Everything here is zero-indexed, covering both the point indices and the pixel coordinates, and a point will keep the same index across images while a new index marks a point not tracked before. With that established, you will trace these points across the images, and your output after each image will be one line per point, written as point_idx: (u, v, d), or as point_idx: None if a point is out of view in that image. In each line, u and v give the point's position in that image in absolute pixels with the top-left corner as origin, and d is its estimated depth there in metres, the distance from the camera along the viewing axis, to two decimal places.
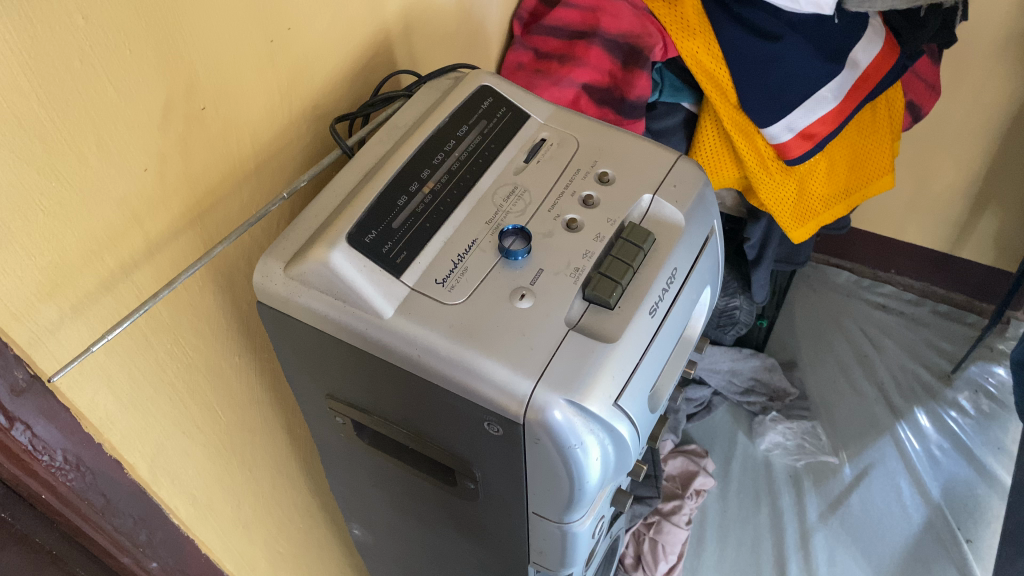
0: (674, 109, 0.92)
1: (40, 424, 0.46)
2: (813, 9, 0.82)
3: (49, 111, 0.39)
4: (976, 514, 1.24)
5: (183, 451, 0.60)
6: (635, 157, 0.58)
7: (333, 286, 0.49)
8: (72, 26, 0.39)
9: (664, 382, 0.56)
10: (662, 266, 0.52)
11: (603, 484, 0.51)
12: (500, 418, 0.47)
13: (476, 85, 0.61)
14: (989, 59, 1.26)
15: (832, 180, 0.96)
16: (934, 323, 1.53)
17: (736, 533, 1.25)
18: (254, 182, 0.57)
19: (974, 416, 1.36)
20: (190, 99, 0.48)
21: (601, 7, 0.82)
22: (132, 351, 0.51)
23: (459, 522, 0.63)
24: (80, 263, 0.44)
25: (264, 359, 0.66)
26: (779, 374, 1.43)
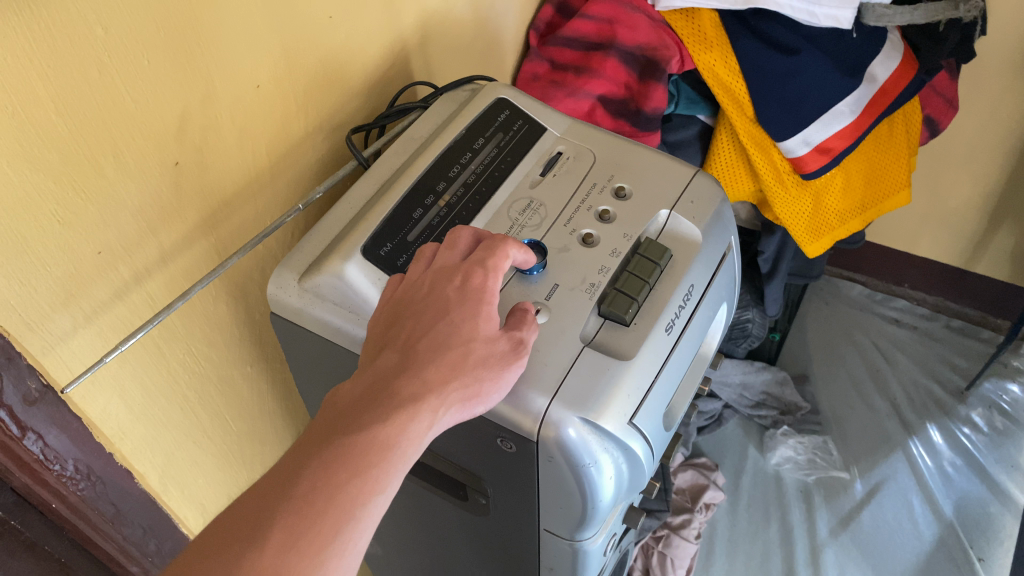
0: (690, 120, 0.92)
1: (52, 434, 0.46)
2: (831, 23, 0.81)
3: (68, 123, 0.39)
4: (989, 532, 1.22)
5: (192, 460, 0.60)
6: (651, 172, 0.58)
7: (347, 299, 0.49)
8: (91, 36, 0.39)
9: (679, 399, 0.55)
10: (679, 282, 0.52)
11: (617, 501, 0.50)
12: (513, 435, 0.47)
13: (493, 98, 0.61)
14: (1006, 74, 1.24)
15: (849, 195, 0.95)
16: (948, 339, 1.52)
17: (745, 547, 1.24)
18: (268, 193, 0.56)
19: (988, 433, 1.35)
20: (206, 108, 0.48)
21: (619, 19, 0.82)
22: (145, 362, 0.51)
23: (469, 536, 0.62)
24: (94, 272, 0.44)
25: (276, 369, 0.66)
26: (790, 388, 1.42)
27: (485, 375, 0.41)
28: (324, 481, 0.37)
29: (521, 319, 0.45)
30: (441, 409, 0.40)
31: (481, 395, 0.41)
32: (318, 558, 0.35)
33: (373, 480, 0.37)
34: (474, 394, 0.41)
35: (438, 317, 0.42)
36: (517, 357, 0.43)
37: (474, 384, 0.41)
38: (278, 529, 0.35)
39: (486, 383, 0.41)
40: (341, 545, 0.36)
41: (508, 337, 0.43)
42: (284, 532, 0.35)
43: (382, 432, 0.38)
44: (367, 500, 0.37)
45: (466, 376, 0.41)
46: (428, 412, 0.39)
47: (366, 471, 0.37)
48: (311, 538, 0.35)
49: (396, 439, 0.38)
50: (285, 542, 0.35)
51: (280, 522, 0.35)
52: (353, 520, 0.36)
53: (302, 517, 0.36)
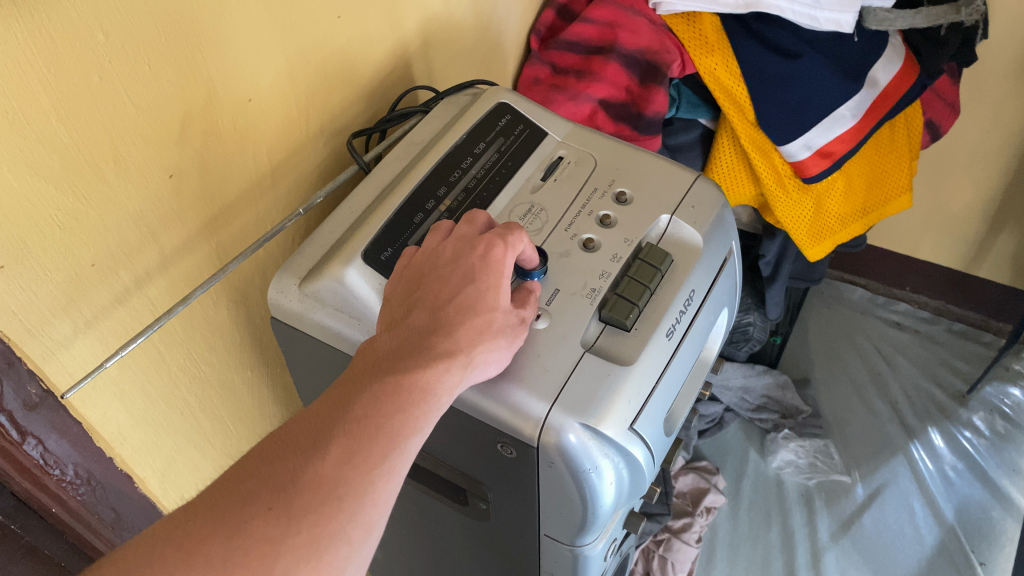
0: (691, 125, 0.92)
1: (52, 439, 0.46)
2: (832, 27, 0.81)
3: (69, 128, 0.39)
4: (990, 536, 1.22)
5: (192, 465, 0.60)
6: (653, 177, 0.58)
7: (348, 304, 0.49)
8: (92, 42, 0.39)
9: (680, 404, 0.55)
10: (680, 287, 0.52)
11: (617, 506, 0.50)
12: (513, 440, 0.46)
13: (494, 102, 0.61)
14: (1008, 78, 1.24)
15: (851, 198, 0.95)
16: (950, 342, 1.52)
17: (747, 551, 1.24)
18: (269, 197, 0.56)
19: (989, 437, 1.34)
20: (207, 113, 0.48)
21: (620, 23, 0.82)
22: (146, 367, 0.51)
23: (469, 541, 0.62)
24: (95, 278, 0.44)
25: (277, 373, 0.66)
26: (792, 391, 1.41)
27: (505, 345, 0.43)
28: (374, 410, 0.37)
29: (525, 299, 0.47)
30: (473, 364, 0.41)
31: (499, 362, 0.43)
32: (371, 475, 0.36)
33: (417, 416, 0.38)
34: (491, 363, 0.42)
35: (468, 281, 0.43)
36: (523, 331, 0.44)
37: (495, 349, 0.42)
38: (337, 445, 0.36)
39: (501, 352, 0.43)
40: (389, 468, 0.37)
41: (519, 316, 0.45)
42: (343, 447, 0.36)
43: (427, 374, 0.39)
44: (411, 433, 0.38)
45: (493, 341, 0.42)
46: (463, 363, 0.40)
47: (413, 406, 0.38)
48: (366, 455, 0.36)
49: (438, 384, 0.39)
50: (344, 456, 0.36)
51: (339, 439, 0.36)
52: (401, 449, 0.37)
53: (357, 438, 0.36)
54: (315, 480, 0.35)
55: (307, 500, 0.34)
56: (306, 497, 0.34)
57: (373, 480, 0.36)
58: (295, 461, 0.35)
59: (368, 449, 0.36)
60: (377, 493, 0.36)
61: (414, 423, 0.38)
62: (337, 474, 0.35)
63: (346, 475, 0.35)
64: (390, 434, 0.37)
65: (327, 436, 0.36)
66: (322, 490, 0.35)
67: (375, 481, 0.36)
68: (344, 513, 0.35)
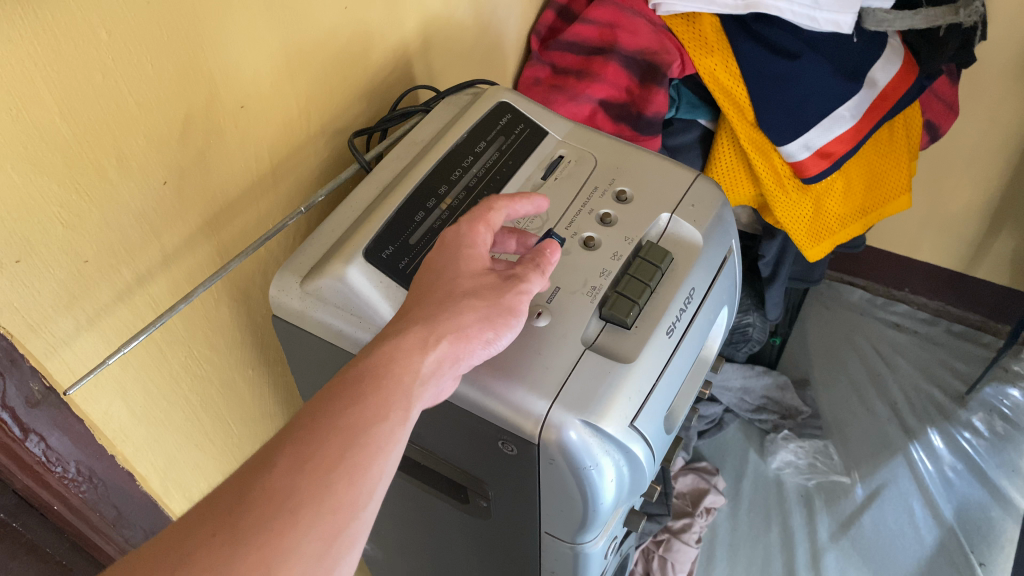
0: (690, 125, 0.92)
1: (54, 436, 0.46)
2: (831, 28, 0.81)
3: (71, 125, 0.39)
4: (989, 536, 1.22)
5: (193, 463, 0.60)
6: (653, 176, 0.58)
7: (349, 302, 0.50)
8: (94, 39, 0.39)
9: (680, 402, 0.55)
10: (680, 285, 0.52)
11: (618, 504, 0.50)
12: (514, 437, 0.47)
13: (495, 101, 0.61)
14: (1006, 79, 1.25)
15: (850, 199, 0.95)
16: (949, 343, 1.52)
17: (746, 552, 1.24)
18: (271, 196, 0.56)
19: (989, 438, 1.35)
20: (209, 112, 0.48)
21: (620, 24, 0.82)
22: (148, 364, 0.51)
23: (469, 539, 0.62)
24: (97, 275, 0.44)
25: (278, 372, 0.66)
26: (791, 392, 1.41)
27: (474, 307, 0.41)
28: (325, 412, 0.36)
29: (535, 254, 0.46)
30: (434, 342, 0.40)
31: (474, 325, 0.41)
32: (327, 476, 0.34)
33: (375, 407, 0.37)
34: (467, 324, 0.41)
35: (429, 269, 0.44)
36: (509, 288, 0.43)
37: (461, 314, 0.41)
38: (285, 455, 0.34)
39: (477, 311, 0.41)
40: (352, 465, 0.35)
41: (508, 272, 0.44)
42: (291, 454, 0.34)
43: (381, 365, 0.38)
44: (372, 424, 0.36)
45: (454, 309, 0.41)
46: (419, 344, 0.39)
47: (367, 399, 0.37)
48: (319, 456, 0.34)
49: (394, 370, 0.38)
50: (293, 464, 0.34)
51: (287, 450, 0.34)
52: (361, 444, 0.35)
53: (307, 442, 0.35)
54: (265, 492, 0.33)
55: (257, 511, 0.32)
56: (256, 511, 0.32)
57: (331, 480, 0.34)
58: (242, 479, 0.34)
59: (320, 450, 0.34)
60: (341, 492, 0.34)
61: (374, 415, 0.36)
62: (288, 482, 0.33)
63: (298, 483, 0.33)
64: (345, 431, 0.35)
65: (277, 449, 0.35)
66: (273, 501, 0.33)
67: (334, 482, 0.34)
68: (304, 519, 0.33)
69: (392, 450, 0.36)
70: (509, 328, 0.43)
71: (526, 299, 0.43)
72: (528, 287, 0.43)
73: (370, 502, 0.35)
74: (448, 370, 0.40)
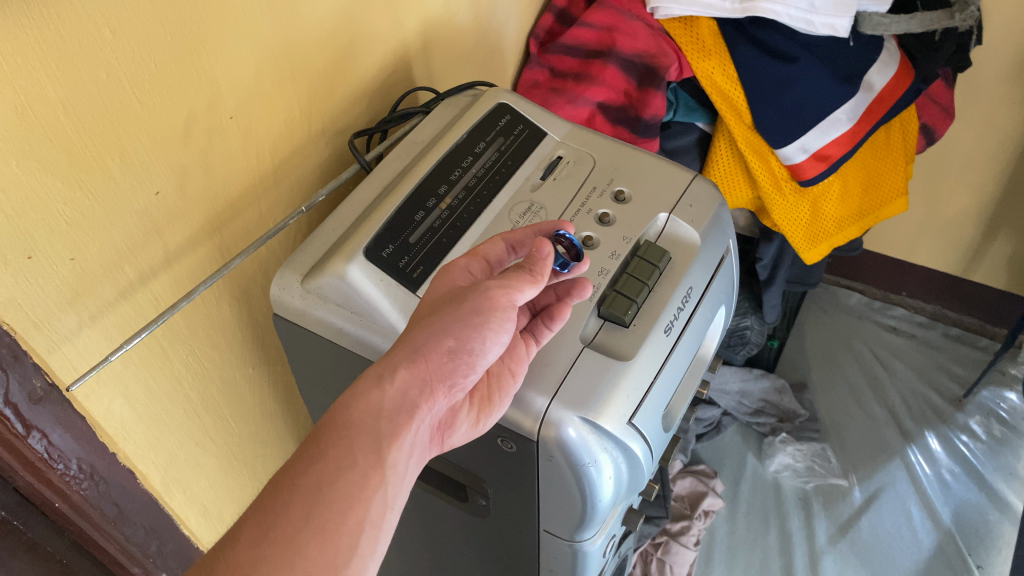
0: (688, 128, 0.92)
1: (56, 433, 0.46)
2: (828, 32, 0.81)
3: (75, 122, 0.40)
4: (987, 539, 1.23)
5: (193, 461, 0.61)
6: (651, 176, 0.59)
7: (350, 300, 0.50)
8: (99, 38, 0.39)
9: (678, 401, 0.56)
10: (678, 284, 0.52)
11: (616, 502, 0.51)
12: (514, 434, 0.47)
13: (494, 102, 0.61)
14: (1001, 84, 1.25)
15: (846, 202, 0.96)
16: (946, 347, 1.52)
17: (745, 555, 1.24)
18: (272, 196, 0.57)
19: (986, 441, 1.35)
20: (211, 112, 0.48)
21: (618, 27, 0.83)
22: (149, 362, 0.51)
23: (469, 538, 0.63)
24: (99, 273, 0.45)
25: (278, 370, 0.66)
26: (789, 395, 1.42)
27: (426, 327, 0.42)
28: (286, 476, 0.37)
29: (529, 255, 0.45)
30: (391, 375, 0.40)
31: (429, 343, 0.41)
32: (294, 540, 0.35)
33: (338, 458, 0.38)
34: (422, 343, 0.41)
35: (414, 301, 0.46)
36: (462, 300, 0.43)
37: (412, 338, 0.42)
38: (248, 528, 0.35)
39: (430, 326, 0.42)
40: (320, 523, 0.36)
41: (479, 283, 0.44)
42: (256, 525, 0.35)
43: (341, 414, 0.39)
44: (337, 476, 0.37)
45: (406, 338, 0.42)
46: (374, 381, 0.40)
47: (326, 454, 0.38)
48: (282, 522, 0.35)
49: (353, 415, 0.39)
50: (256, 535, 0.35)
51: (252, 521, 0.36)
52: (326, 499, 0.36)
53: (270, 510, 0.36)
54: (228, 566, 0.34)
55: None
56: None
57: (299, 542, 0.35)
58: (209, 560, 0.35)
59: (283, 514, 0.36)
60: (312, 553, 0.35)
61: (337, 467, 0.37)
62: (252, 552, 0.34)
63: (261, 552, 0.34)
64: (307, 491, 0.36)
65: (242, 523, 0.36)
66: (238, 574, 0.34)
67: (303, 544, 0.35)
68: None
69: (367, 495, 0.37)
70: (476, 327, 0.42)
71: (495, 296, 0.42)
72: (494, 286, 0.43)
73: (354, 555, 0.36)
74: (422, 396, 0.41)
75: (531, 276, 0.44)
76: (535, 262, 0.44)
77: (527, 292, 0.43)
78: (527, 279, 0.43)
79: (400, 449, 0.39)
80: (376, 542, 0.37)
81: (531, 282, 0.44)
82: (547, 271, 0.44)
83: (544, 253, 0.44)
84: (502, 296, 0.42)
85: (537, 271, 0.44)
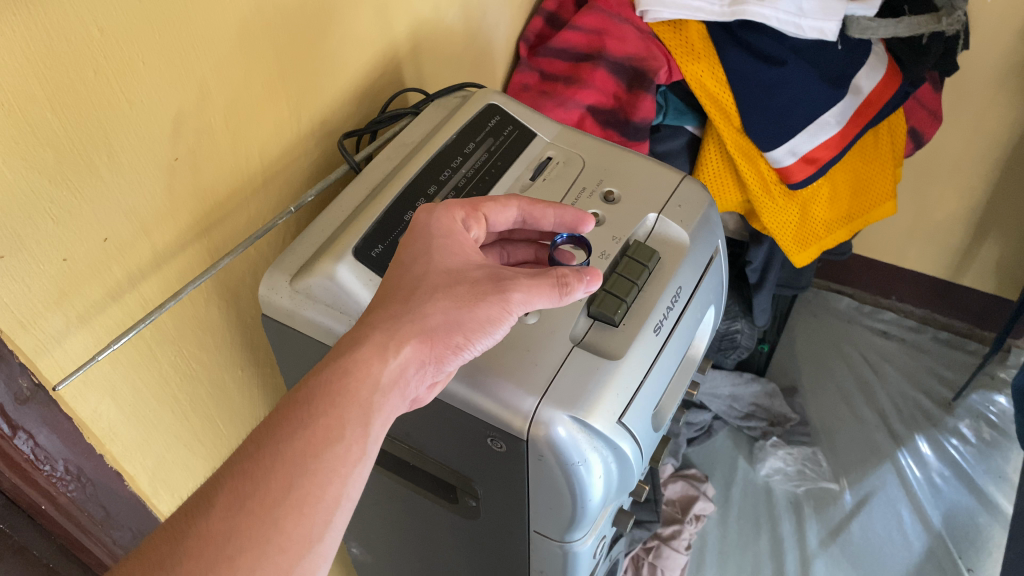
0: (677, 131, 0.92)
1: (43, 434, 0.46)
2: (816, 35, 0.82)
3: (61, 120, 0.40)
4: (977, 542, 1.23)
5: (182, 463, 0.60)
6: (641, 177, 0.59)
7: (338, 300, 0.50)
8: (87, 36, 0.39)
9: (668, 401, 0.56)
10: (668, 284, 0.53)
11: (606, 502, 0.51)
12: (503, 433, 0.47)
13: (484, 104, 0.62)
14: (989, 88, 1.26)
15: (836, 205, 0.96)
16: (935, 350, 1.53)
17: (736, 559, 1.24)
18: (262, 196, 0.57)
19: (976, 445, 1.36)
20: (200, 111, 0.48)
21: (608, 31, 0.83)
22: (136, 363, 0.51)
23: (459, 540, 0.62)
24: (87, 272, 0.44)
25: (267, 372, 0.66)
26: (779, 399, 1.42)
27: (440, 309, 0.42)
28: (271, 439, 0.37)
29: (575, 273, 0.44)
30: (396, 348, 0.41)
31: (440, 329, 0.42)
32: (271, 514, 0.36)
33: (327, 428, 0.38)
34: (434, 325, 0.42)
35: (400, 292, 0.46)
36: (481, 299, 0.43)
37: (424, 317, 0.42)
38: (225, 493, 0.36)
39: (444, 312, 0.42)
40: (298, 496, 0.37)
41: (502, 275, 0.44)
42: (231, 492, 0.36)
43: (338, 379, 0.39)
44: (322, 449, 0.38)
45: (417, 312, 0.42)
46: (379, 351, 0.41)
47: (315, 423, 0.38)
48: (261, 494, 0.36)
49: (350, 384, 0.39)
50: (232, 503, 0.36)
51: (229, 486, 0.36)
52: (308, 472, 0.37)
53: (250, 476, 0.36)
54: (200, 538, 0.35)
55: (193, 556, 0.34)
56: (194, 556, 0.34)
57: (276, 517, 0.36)
58: (181, 523, 0.36)
59: (263, 484, 0.36)
60: (287, 528, 0.36)
61: (325, 439, 0.38)
62: (225, 524, 0.35)
63: (236, 524, 0.35)
64: (291, 460, 0.37)
65: (217, 485, 0.36)
66: (212, 546, 0.35)
67: (279, 518, 0.36)
68: (247, 564, 0.35)
69: (347, 470, 0.38)
70: (483, 334, 0.43)
71: (507, 306, 0.43)
72: (515, 299, 0.43)
73: (325, 530, 0.37)
74: (416, 375, 0.42)
75: (556, 294, 0.44)
76: (571, 286, 0.44)
77: (540, 303, 0.43)
78: (551, 295, 0.44)
79: (383, 423, 0.41)
80: (346, 517, 0.39)
81: (551, 301, 0.44)
82: (573, 295, 0.44)
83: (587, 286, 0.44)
84: (512, 306, 0.43)
85: (564, 293, 0.44)
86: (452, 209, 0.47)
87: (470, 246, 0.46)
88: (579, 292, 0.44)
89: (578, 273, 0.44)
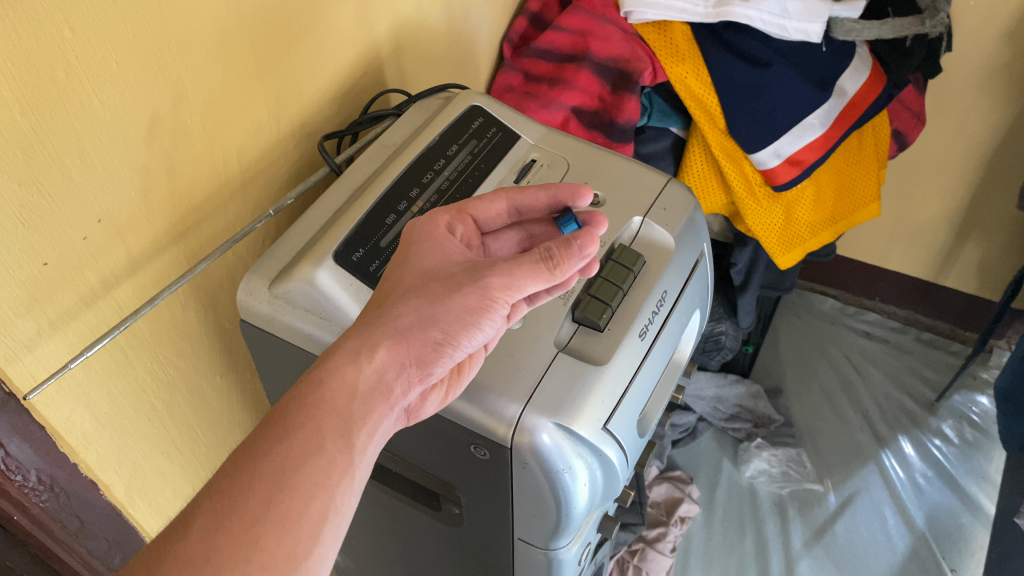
0: (662, 133, 0.91)
1: (14, 444, 0.45)
2: (801, 37, 0.82)
3: (31, 121, 0.38)
4: (961, 543, 1.23)
5: (159, 471, 0.59)
6: (626, 181, 0.58)
7: (319, 305, 0.49)
8: (58, 37, 0.38)
9: (653, 407, 0.55)
10: (652, 289, 0.52)
11: (590, 509, 0.50)
12: (486, 441, 0.46)
13: (467, 105, 0.61)
14: (972, 91, 1.26)
15: (820, 207, 0.96)
16: (919, 351, 1.54)
17: (721, 561, 1.24)
18: (240, 200, 0.56)
19: (959, 445, 1.36)
20: (175, 113, 0.47)
21: (592, 32, 0.83)
22: (111, 369, 0.50)
23: (442, 548, 0.62)
24: (58, 278, 0.43)
25: (246, 378, 0.65)
26: (764, 401, 1.42)
27: (411, 308, 0.41)
28: (249, 456, 0.37)
29: (561, 245, 0.42)
30: (370, 353, 0.40)
31: (413, 327, 0.41)
32: (251, 532, 0.35)
33: (306, 440, 0.37)
34: (406, 325, 0.41)
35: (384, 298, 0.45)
36: (461, 288, 0.42)
37: (396, 317, 0.41)
38: (204, 514, 0.35)
39: (416, 310, 0.41)
40: (280, 513, 0.36)
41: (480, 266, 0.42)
42: (211, 512, 0.35)
43: (313, 390, 0.39)
44: (302, 461, 0.37)
45: (389, 315, 0.41)
46: (352, 358, 0.40)
47: (292, 436, 0.37)
48: (240, 511, 0.35)
49: (326, 393, 0.39)
50: (211, 524, 0.35)
51: (208, 507, 0.35)
52: (288, 487, 0.36)
53: (229, 494, 0.36)
54: (179, 561, 0.34)
55: None
56: None
57: (256, 535, 0.35)
58: (160, 547, 0.35)
59: (241, 502, 0.35)
60: (270, 546, 0.35)
61: (305, 451, 0.37)
62: (205, 544, 0.34)
63: (216, 544, 0.34)
64: (270, 476, 0.36)
65: (198, 506, 0.36)
66: (191, 569, 0.34)
67: (260, 536, 0.35)
68: None
69: (331, 483, 0.37)
70: (464, 327, 0.42)
71: (495, 294, 0.41)
72: (498, 285, 0.41)
73: (314, 547, 0.36)
74: (397, 379, 0.41)
75: (546, 270, 0.42)
76: (564, 261, 0.42)
77: (534, 286, 0.42)
78: (542, 274, 0.42)
79: (369, 432, 0.40)
80: (335, 532, 0.38)
81: (545, 278, 0.42)
82: (567, 268, 0.42)
83: (582, 253, 0.42)
84: (503, 295, 0.41)
85: (554, 268, 0.42)
86: (436, 216, 0.46)
87: (451, 246, 0.45)
88: (574, 266, 0.42)
89: (567, 242, 0.42)
